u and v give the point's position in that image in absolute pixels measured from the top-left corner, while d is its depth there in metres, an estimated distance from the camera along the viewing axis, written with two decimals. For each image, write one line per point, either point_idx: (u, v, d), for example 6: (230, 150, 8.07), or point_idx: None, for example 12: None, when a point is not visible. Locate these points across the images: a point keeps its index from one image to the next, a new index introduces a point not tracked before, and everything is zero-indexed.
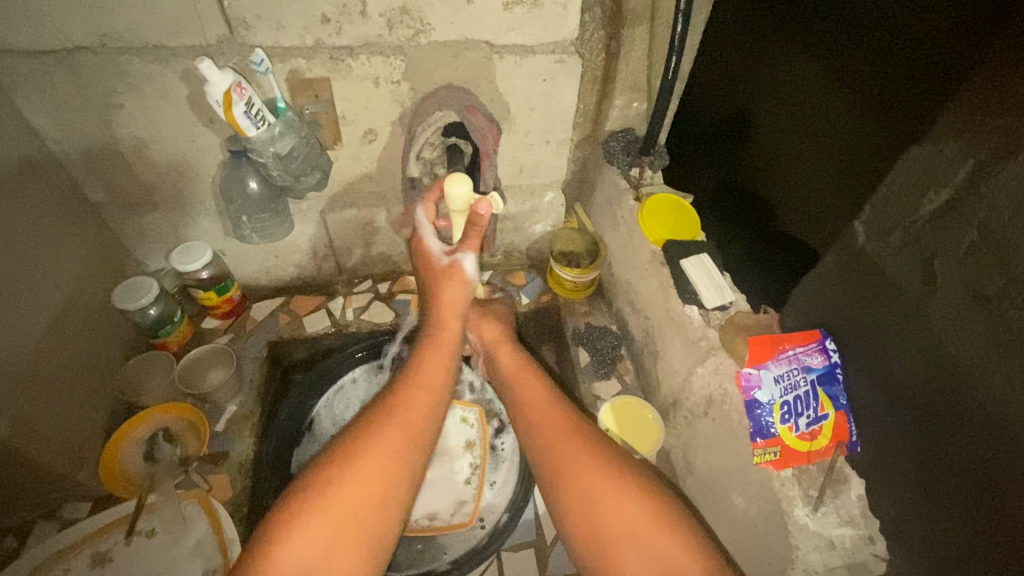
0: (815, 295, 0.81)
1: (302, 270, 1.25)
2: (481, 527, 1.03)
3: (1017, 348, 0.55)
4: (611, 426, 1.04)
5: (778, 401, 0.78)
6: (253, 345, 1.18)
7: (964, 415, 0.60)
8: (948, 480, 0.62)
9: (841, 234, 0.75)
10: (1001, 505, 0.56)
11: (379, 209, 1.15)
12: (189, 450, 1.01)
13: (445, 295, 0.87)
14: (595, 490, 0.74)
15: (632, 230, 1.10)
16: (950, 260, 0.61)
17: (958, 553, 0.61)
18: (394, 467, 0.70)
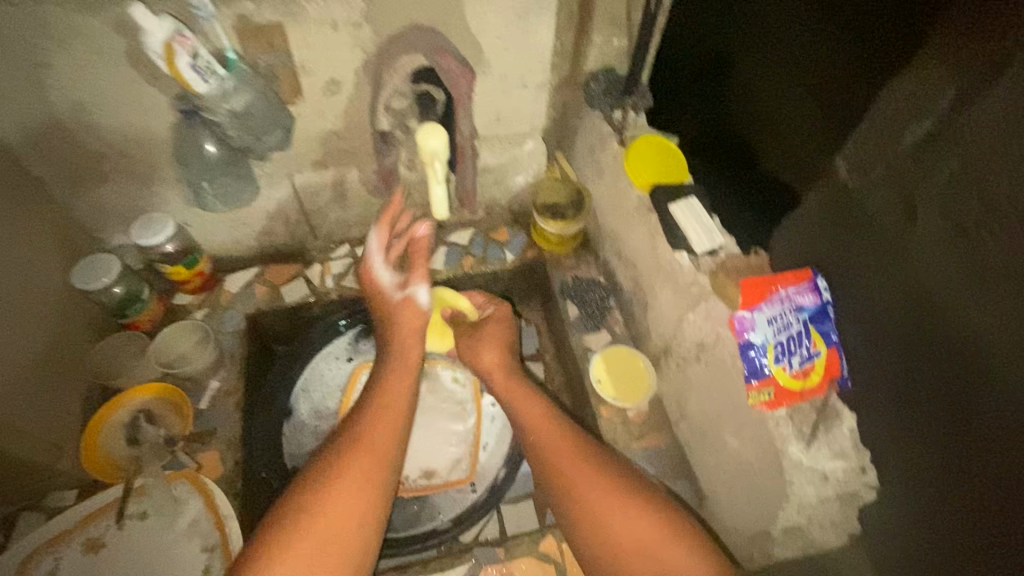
0: (794, 235, 0.80)
1: (275, 238, 1.19)
2: (475, 489, 1.04)
3: (994, 276, 0.55)
4: (602, 377, 1.05)
5: (772, 342, 0.76)
6: (230, 319, 1.13)
7: (941, 345, 0.61)
8: (925, 406, 0.63)
9: (822, 173, 0.73)
10: (974, 426, 0.58)
11: (351, 167, 1.08)
12: (174, 431, 0.97)
13: (398, 334, 0.95)
14: (601, 500, 0.75)
15: (617, 176, 1.06)
16: (930, 195, 0.60)
17: (936, 473, 0.63)
18: (368, 482, 0.75)
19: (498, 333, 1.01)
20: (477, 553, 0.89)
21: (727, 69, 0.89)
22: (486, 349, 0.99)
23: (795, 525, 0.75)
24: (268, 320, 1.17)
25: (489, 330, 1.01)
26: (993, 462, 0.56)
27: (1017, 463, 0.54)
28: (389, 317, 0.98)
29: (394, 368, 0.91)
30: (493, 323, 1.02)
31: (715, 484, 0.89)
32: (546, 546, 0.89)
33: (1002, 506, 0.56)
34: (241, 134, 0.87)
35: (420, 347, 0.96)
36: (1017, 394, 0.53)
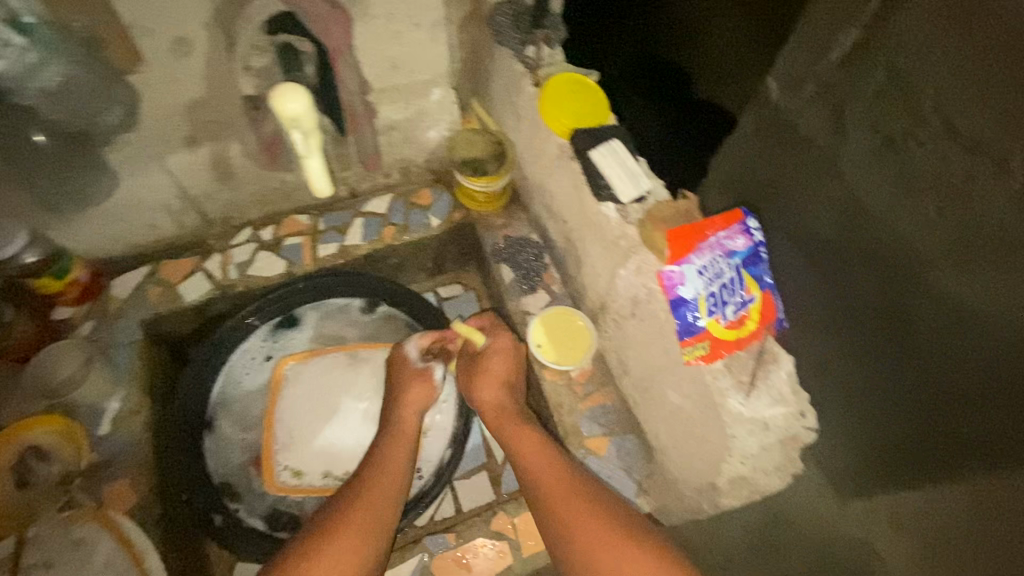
0: (725, 158, 0.75)
1: (160, 231, 1.04)
2: (420, 478, 0.98)
3: (914, 185, 0.56)
4: (543, 341, 0.99)
5: (703, 294, 0.70)
6: (123, 329, 1.00)
7: (878, 255, 0.62)
8: (858, 313, 0.67)
9: (754, 92, 0.66)
10: (909, 324, 0.62)
11: (229, 141, 0.93)
12: (69, 466, 0.86)
13: (401, 406, 0.89)
14: (595, 543, 0.69)
15: (535, 122, 0.96)
16: (860, 109, 0.58)
17: (886, 372, 0.67)
18: (365, 539, 0.71)
19: (498, 369, 0.91)
20: (426, 542, 0.85)
21: None
22: (486, 388, 0.90)
23: (739, 474, 0.74)
24: (170, 323, 1.05)
25: (496, 366, 0.91)
26: (936, 358, 0.60)
27: (955, 355, 0.58)
28: (401, 383, 0.93)
29: (393, 433, 0.86)
30: (500, 358, 0.91)
31: (662, 438, 0.87)
32: (497, 523, 0.87)
33: (940, 392, 0.61)
34: (64, 117, 0.77)
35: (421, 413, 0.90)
36: (954, 296, 0.56)
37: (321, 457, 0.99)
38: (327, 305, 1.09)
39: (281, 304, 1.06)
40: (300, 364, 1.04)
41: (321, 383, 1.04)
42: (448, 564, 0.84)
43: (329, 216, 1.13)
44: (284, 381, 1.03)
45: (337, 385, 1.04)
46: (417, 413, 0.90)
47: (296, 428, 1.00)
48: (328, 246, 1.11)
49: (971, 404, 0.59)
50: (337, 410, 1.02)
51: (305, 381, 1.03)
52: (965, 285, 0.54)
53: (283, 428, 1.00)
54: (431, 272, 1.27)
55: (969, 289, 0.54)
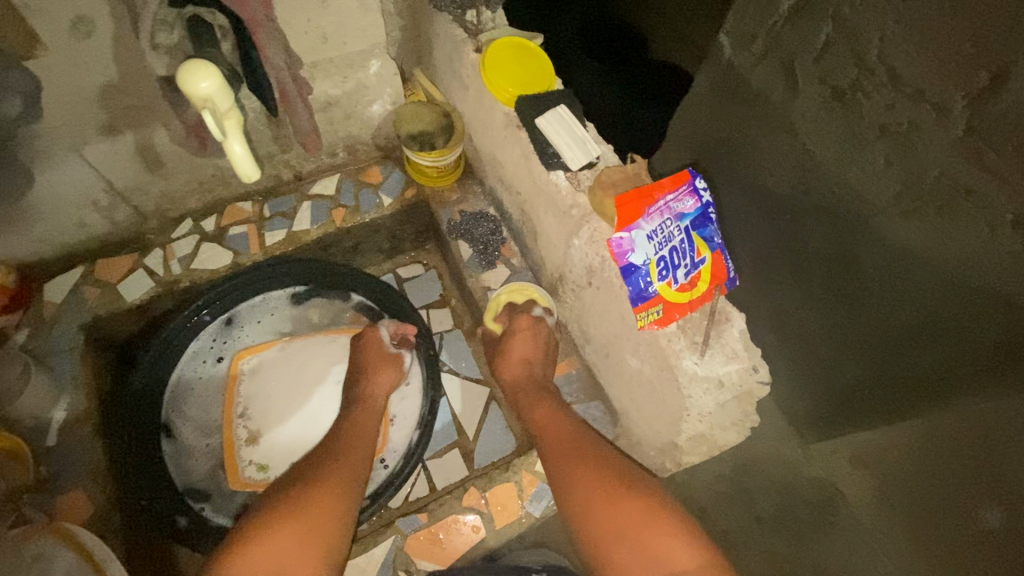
0: (686, 117, 0.77)
1: (90, 228, 0.97)
2: (385, 466, 0.97)
3: (862, 138, 0.55)
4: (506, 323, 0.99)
5: (654, 259, 0.69)
6: (62, 335, 0.94)
7: (833, 209, 0.62)
8: (815, 265, 0.69)
9: (709, 53, 0.69)
10: (861, 272, 0.63)
11: (152, 127, 0.87)
12: (16, 482, 0.81)
13: (372, 386, 0.94)
14: (598, 500, 0.67)
15: (480, 91, 0.92)
16: (807, 63, 0.57)
17: (841, 321, 0.70)
18: (344, 488, 0.74)
19: (526, 346, 0.92)
20: (398, 525, 0.86)
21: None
22: (507, 367, 0.92)
23: (698, 432, 0.75)
24: (113, 326, 1.00)
25: (515, 348, 0.92)
26: (886, 305, 0.62)
27: (901, 299, 0.60)
28: (371, 366, 0.97)
29: (363, 409, 0.91)
30: (518, 341, 0.92)
31: (625, 402, 0.88)
32: (468, 500, 0.87)
33: (890, 333, 0.64)
34: None
35: (383, 396, 0.94)
36: (901, 243, 0.57)
37: (285, 449, 0.96)
38: (274, 297, 1.05)
39: (232, 297, 1.02)
40: (257, 356, 1.02)
41: (281, 372, 1.01)
42: (420, 543, 0.84)
43: (275, 201, 1.09)
44: (242, 375, 1.00)
45: (299, 372, 1.02)
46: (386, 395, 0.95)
47: (259, 420, 0.98)
48: (276, 233, 1.07)
49: (919, 342, 0.61)
50: (302, 397, 1.00)
51: (264, 373, 1.01)
52: (910, 232, 0.55)
53: (246, 422, 0.97)
54: (389, 253, 1.24)
55: (912, 237, 0.55)
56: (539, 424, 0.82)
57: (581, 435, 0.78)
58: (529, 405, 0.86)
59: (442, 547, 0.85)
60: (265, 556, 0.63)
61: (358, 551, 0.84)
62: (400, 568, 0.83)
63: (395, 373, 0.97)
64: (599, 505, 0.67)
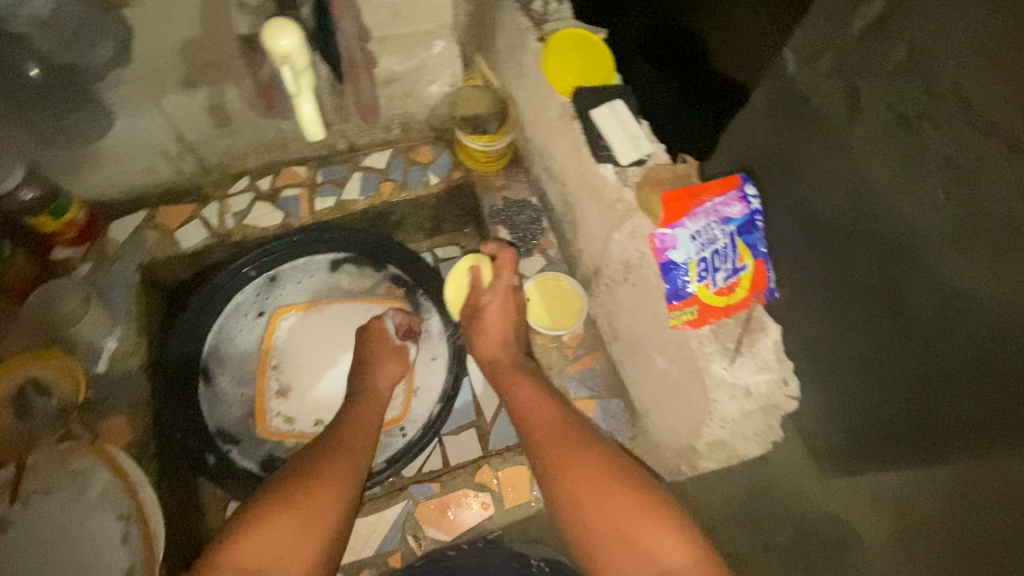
0: (740, 133, 0.73)
1: (157, 175, 1.03)
2: (402, 435, 1.00)
3: (926, 168, 0.54)
4: (539, 312, 0.99)
5: (695, 259, 0.69)
6: (121, 272, 1.00)
7: (882, 239, 0.61)
8: (858, 294, 0.67)
9: (767, 69, 0.65)
10: (906, 308, 0.61)
11: (226, 85, 0.92)
12: (68, 400, 0.88)
13: (377, 376, 0.93)
14: (601, 500, 0.68)
15: (539, 79, 0.93)
16: (880, 82, 0.55)
17: (878, 354, 0.68)
18: (344, 478, 0.75)
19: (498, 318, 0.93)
20: (411, 490, 0.88)
21: None
22: (486, 344, 0.93)
23: (718, 438, 0.75)
24: (165, 269, 1.05)
25: (488, 325, 0.93)
26: (930, 343, 0.60)
27: (944, 335, 0.59)
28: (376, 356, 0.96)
29: (367, 397, 0.91)
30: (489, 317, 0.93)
31: (647, 401, 0.88)
32: (480, 476, 0.89)
33: (926, 369, 0.62)
34: (54, 48, 0.76)
35: (388, 381, 0.94)
36: (955, 280, 0.55)
37: (313, 405, 1.01)
38: (316, 262, 1.09)
39: (280, 256, 1.07)
40: (295, 316, 1.06)
41: (315, 334, 1.05)
42: (430, 510, 0.87)
43: (328, 169, 1.13)
44: (279, 331, 1.04)
45: (332, 337, 1.05)
46: (392, 382, 0.95)
47: (291, 376, 1.02)
48: (326, 199, 1.10)
49: (950, 381, 0.60)
50: (332, 360, 1.04)
51: (300, 333, 1.05)
52: (967, 270, 0.54)
53: (278, 376, 1.02)
54: (429, 232, 1.27)
55: (968, 275, 0.54)
56: (523, 407, 0.82)
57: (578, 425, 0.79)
58: (514, 385, 0.86)
59: (450, 519, 0.87)
60: (259, 547, 0.65)
61: (371, 510, 0.86)
62: (409, 533, 0.86)
63: (398, 363, 0.96)
64: (589, 496, 0.69)
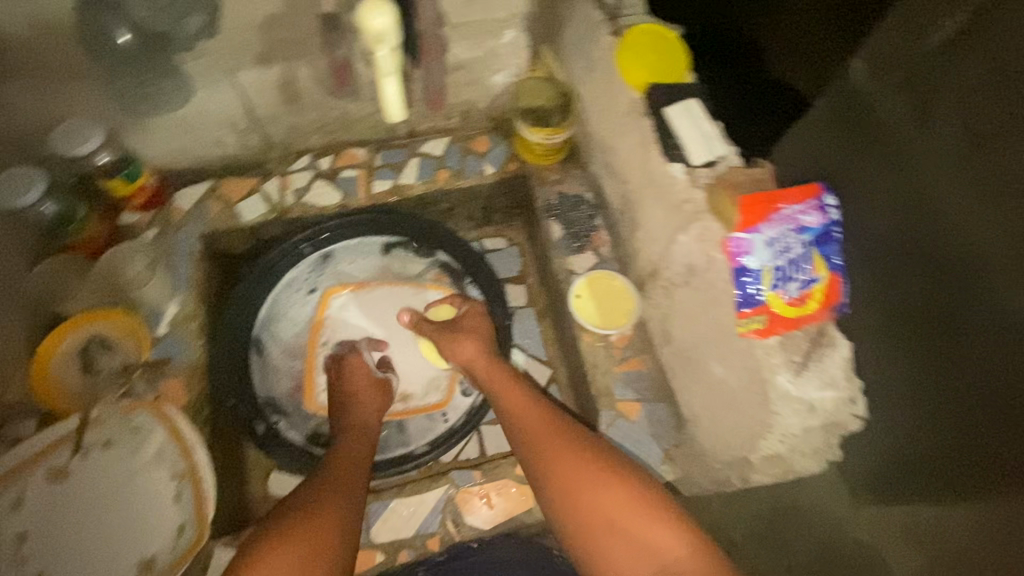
0: (796, 142, 0.72)
1: (223, 147, 1.06)
2: (443, 422, 1.01)
3: (995, 191, 0.52)
4: (591, 313, 0.99)
5: (769, 267, 0.67)
6: (184, 240, 1.03)
7: (939, 260, 0.59)
8: (910, 318, 0.65)
9: (831, 76, 0.62)
10: (961, 336, 0.59)
11: (299, 63, 0.94)
12: (131, 357, 0.92)
13: (359, 411, 0.92)
14: (603, 505, 0.71)
15: (609, 73, 0.92)
16: (946, 101, 0.53)
17: (924, 381, 0.66)
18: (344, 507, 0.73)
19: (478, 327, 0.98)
20: (453, 476, 0.88)
21: None
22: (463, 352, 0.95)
23: (775, 454, 0.72)
24: (225, 240, 1.08)
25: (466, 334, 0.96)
26: (981, 374, 0.58)
27: (1000, 367, 0.56)
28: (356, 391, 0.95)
29: (350, 428, 0.89)
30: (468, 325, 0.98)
31: (696, 409, 0.86)
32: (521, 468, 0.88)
33: (986, 402, 0.59)
34: (152, 14, 0.80)
35: (374, 411, 0.93)
36: (1014, 308, 0.53)
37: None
38: (367, 243, 1.10)
39: (336, 235, 1.08)
40: (347, 295, 1.08)
41: (364, 315, 1.08)
42: (470, 498, 0.87)
43: (386, 152, 1.14)
44: (330, 308, 1.07)
45: (382, 319, 1.08)
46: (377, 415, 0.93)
47: (340, 354, 1.04)
48: (383, 182, 1.11)
49: (1003, 418, 0.58)
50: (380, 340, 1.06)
51: (351, 312, 1.07)
52: None
53: (327, 352, 1.04)
54: (477, 223, 1.26)
55: None
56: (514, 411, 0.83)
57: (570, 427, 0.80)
58: (502, 392, 0.87)
59: (489, 508, 0.87)
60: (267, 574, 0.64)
61: (411, 493, 0.87)
62: (448, 518, 0.86)
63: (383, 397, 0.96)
64: (586, 495, 0.72)
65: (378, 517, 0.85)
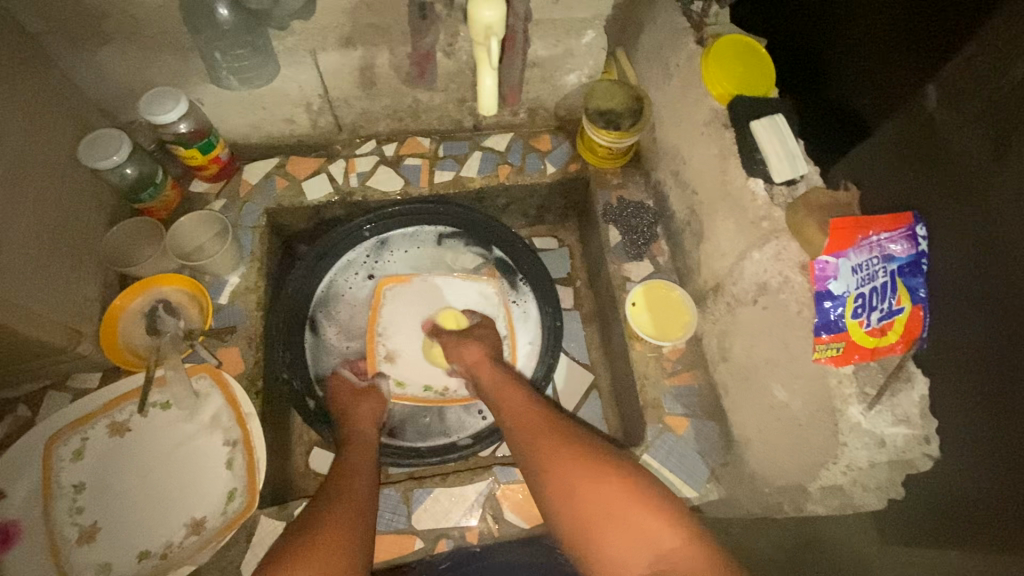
0: (858, 168, 0.72)
1: (295, 126, 1.08)
2: (482, 419, 1.00)
3: None
4: (645, 322, 0.97)
5: (853, 294, 0.67)
6: (249, 213, 1.05)
7: (1000, 298, 0.56)
8: (958, 359, 0.61)
9: (907, 101, 0.64)
10: (1010, 384, 0.56)
11: (381, 49, 0.97)
12: (193, 323, 0.93)
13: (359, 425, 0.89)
14: (603, 505, 0.68)
15: (690, 81, 0.90)
16: None
17: (961, 429, 0.62)
18: (348, 527, 0.70)
19: (485, 337, 0.97)
20: (496, 471, 0.89)
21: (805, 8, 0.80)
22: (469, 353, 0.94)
23: (835, 484, 0.72)
24: (288, 217, 1.09)
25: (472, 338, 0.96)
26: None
27: None
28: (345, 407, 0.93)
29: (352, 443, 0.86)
30: (477, 334, 0.98)
31: (749, 431, 0.84)
32: None
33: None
34: None
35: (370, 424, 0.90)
36: None
37: (422, 370, 1.04)
38: (424, 232, 1.11)
39: (394, 221, 1.10)
40: (400, 287, 1.08)
41: (420, 303, 1.08)
42: (513, 496, 0.87)
43: (450, 144, 1.14)
44: (385, 299, 1.07)
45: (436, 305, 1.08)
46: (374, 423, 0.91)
47: (399, 342, 1.05)
48: (445, 173, 1.12)
49: None
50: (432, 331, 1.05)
51: (405, 302, 1.07)
52: None
53: (386, 342, 1.05)
54: (531, 221, 1.26)
55: None
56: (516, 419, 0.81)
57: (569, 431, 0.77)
58: (503, 399, 0.86)
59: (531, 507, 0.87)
60: None
61: (453, 483, 0.88)
62: (488, 513, 0.86)
63: (377, 402, 0.94)
64: (582, 489, 0.70)
65: (420, 504, 0.86)
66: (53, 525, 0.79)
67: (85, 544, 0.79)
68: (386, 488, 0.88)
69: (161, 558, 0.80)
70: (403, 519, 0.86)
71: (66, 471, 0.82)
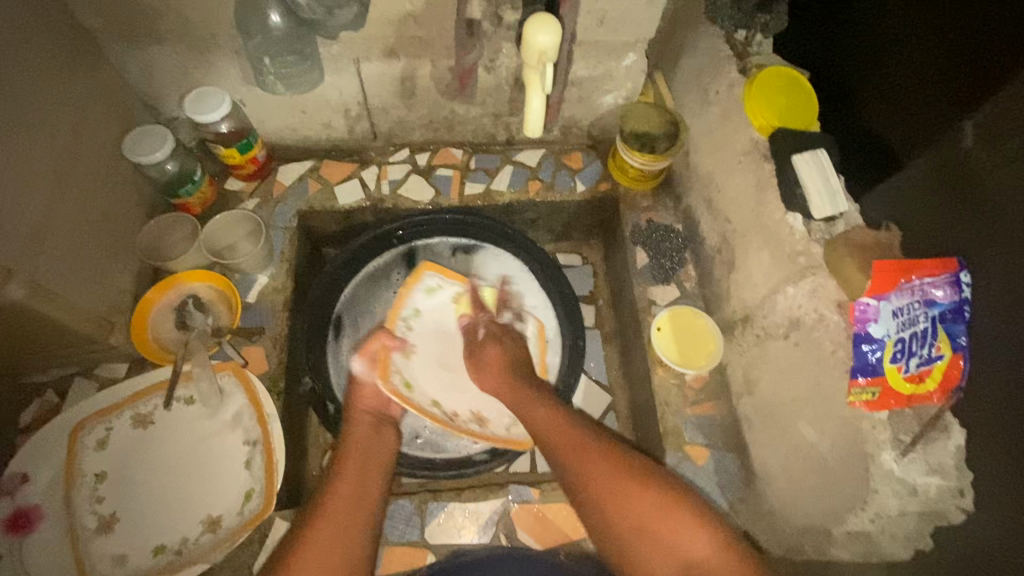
0: (893, 198, 0.71)
1: (331, 131, 1.10)
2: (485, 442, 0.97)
3: None
4: (669, 349, 0.96)
5: (892, 338, 0.65)
6: (281, 213, 1.06)
7: None
8: (989, 416, 0.59)
9: (944, 136, 0.63)
10: None
11: (424, 61, 0.98)
12: (222, 321, 0.94)
13: (362, 419, 0.86)
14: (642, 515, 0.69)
15: (730, 111, 0.90)
16: None
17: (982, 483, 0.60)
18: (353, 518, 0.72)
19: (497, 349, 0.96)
20: (511, 490, 0.88)
21: (838, 39, 0.80)
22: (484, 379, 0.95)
23: (861, 530, 0.71)
24: (319, 220, 1.11)
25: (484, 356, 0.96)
26: None
27: None
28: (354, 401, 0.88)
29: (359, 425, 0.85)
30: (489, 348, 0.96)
31: (772, 466, 0.83)
32: None
33: None
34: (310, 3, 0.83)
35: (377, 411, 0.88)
36: None
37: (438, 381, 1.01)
38: (437, 244, 1.10)
39: (422, 231, 1.09)
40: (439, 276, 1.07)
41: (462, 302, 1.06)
42: (527, 516, 0.87)
43: (482, 157, 1.15)
44: (420, 284, 1.06)
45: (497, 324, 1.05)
46: (369, 411, 0.88)
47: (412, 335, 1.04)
48: (475, 185, 1.12)
49: None
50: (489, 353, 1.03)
51: (442, 294, 1.07)
52: None
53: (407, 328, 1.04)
54: (557, 237, 1.26)
55: None
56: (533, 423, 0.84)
57: (602, 447, 0.76)
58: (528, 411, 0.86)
59: (545, 529, 0.86)
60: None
61: (468, 499, 0.88)
62: (501, 531, 0.86)
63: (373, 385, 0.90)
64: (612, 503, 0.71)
65: (434, 517, 0.86)
66: (74, 513, 0.80)
67: (103, 534, 0.80)
68: (401, 498, 0.87)
69: (176, 554, 0.80)
70: (417, 532, 0.85)
71: (89, 460, 0.83)
